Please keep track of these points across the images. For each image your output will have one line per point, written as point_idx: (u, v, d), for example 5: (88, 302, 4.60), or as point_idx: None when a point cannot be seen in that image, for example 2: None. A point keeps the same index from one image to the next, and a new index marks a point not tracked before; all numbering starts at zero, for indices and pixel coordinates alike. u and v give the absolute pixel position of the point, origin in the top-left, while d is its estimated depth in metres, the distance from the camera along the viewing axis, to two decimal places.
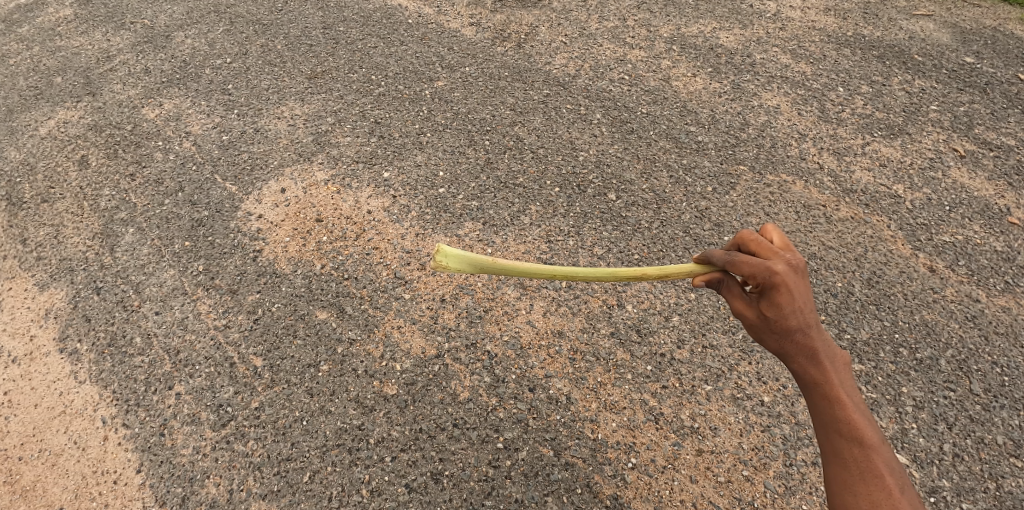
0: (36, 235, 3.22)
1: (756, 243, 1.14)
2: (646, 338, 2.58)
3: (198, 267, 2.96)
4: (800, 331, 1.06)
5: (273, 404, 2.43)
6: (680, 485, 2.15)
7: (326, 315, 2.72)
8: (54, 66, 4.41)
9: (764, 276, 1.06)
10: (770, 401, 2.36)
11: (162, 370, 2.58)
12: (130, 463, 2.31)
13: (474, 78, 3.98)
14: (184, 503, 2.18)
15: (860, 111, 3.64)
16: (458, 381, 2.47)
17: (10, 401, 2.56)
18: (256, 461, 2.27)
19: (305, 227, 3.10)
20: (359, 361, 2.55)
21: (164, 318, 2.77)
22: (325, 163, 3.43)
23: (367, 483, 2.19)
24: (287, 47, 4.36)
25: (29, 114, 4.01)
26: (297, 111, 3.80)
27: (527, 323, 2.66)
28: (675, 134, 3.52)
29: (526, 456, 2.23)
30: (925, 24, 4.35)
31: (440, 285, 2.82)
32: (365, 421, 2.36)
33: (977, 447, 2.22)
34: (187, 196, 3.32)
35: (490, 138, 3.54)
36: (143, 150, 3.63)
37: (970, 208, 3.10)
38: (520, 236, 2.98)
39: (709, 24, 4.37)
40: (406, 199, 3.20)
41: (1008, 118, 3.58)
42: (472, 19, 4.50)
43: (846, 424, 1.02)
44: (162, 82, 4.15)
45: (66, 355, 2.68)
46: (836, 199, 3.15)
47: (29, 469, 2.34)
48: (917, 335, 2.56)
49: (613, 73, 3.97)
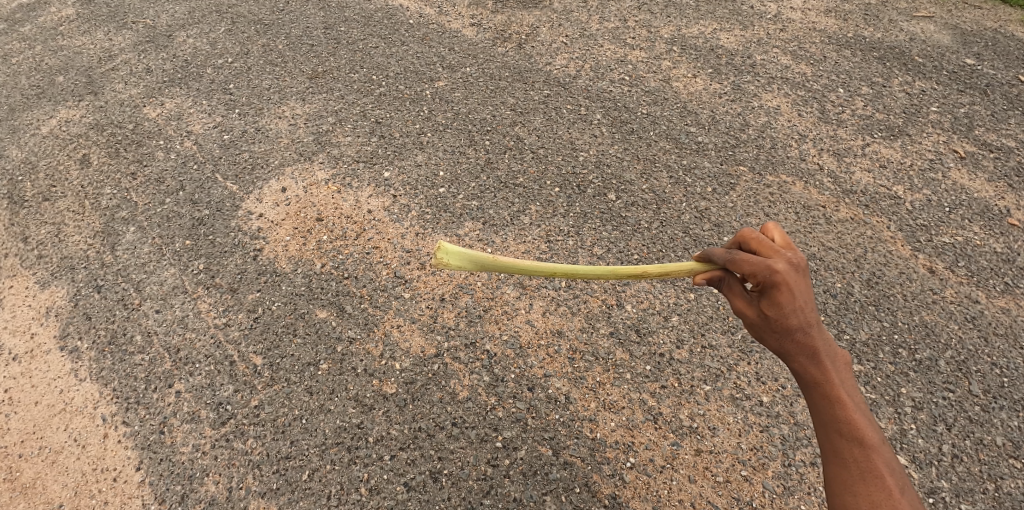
0: (37, 234, 3.23)
1: (758, 241, 1.13)
2: (645, 338, 2.59)
3: (198, 266, 2.97)
4: (800, 331, 1.06)
5: (272, 402, 2.43)
6: (679, 484, 2.15)
7: (326, 314, 2.73)
8: (55, 66, 4.42)
9: (765, 275, 1.06)
10: (769, 401, 2.36)
11: (162, 368, 2.58)
12: (130, 461, 2.31)
13: (475, 78, 3.98)
14: (184, 501, 2.19)
15: (860, 113, 3.64)
16: (457, 380, 2.47)
17: (10, 399, 2.57)
18: (255, 459, 2.27)
19: (305, 226, 3.11)
20: (359, 360, 2.56)
21: (164, 316, 2.78)
22: (326, 163, 3.44)
23: (366, 481, 2.20)
24: (288, 47, 4.37)
25: (31, 113, 4.02)
26: (298, 110, 3.81)
27: (527, 322, 2.66)
28: (675, 135, 3.53)
29: (525, 455, 2.24)
30: (925, 25, 4.35)
31: (439, 285, 2.82)
32: (365, 419, 2.37)
33: (976, 448, 2.22)
34: (188, 195, 3.33)
35: (490, 138, 3.55)
36: (145, 149, 3.64)
37: (970, 209, 3.10)
38: (520, 236, 2.98)
39: (710, 25, 4.38)
40: (406, 199, 3.21)
41: (1008, 120, 3.58)
42: (472, 20, 4.51)
43: (846, 424, 1.02)
44: (164, 81, 4.16)
45: (66, 353, 2.69)
46: (836, 200, 3.15)
47: (29, 466, 2.35)
48: (916, 336, 2.56)
49: (613, 74, 3.97)
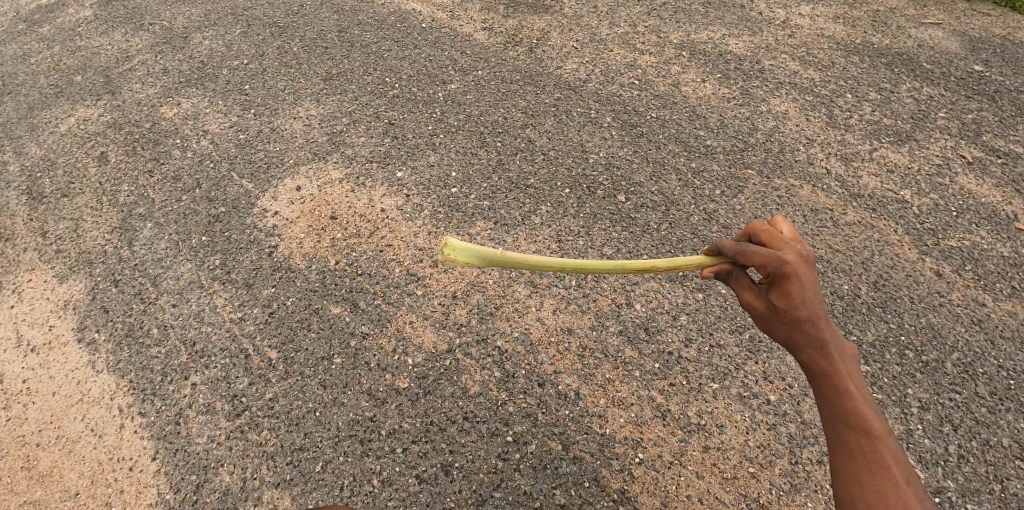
0: (56, 229, 3.30)
1: (768, 234, 1.17)
2: (654, 337, 2.62)
3: (214, 261, 3.03)
4: (809, 322, 1.10)
5: (286, 395, 2.48)
6: (686, 481, 2.18)
7: (339, 309, 2.78)
8: (75, 66, 4.50)
9: (775, 266, 1.10)
10: (776, 400, 2.39)
11: (178, 360, 2.63)
12: (146, 451, 2.36)
13: (487, 81, 4.04)
14: (199, 490, 2.22)
15: (868, 118, 3.68)
16: (469, 376, 2.51)
17: (29, 389, 2.62)
18: (269, 450, 2.31)
19: (319, 225, 3.16)
20: (372, 354, 2.60)
21: (180, 310, 2.83)
22: (340, 163, 3.50)
23: (378, 473, 2.23)
24: (303, 50, 4.45)
25: (51, 112, 4.10)
26: (312, 111, 3.88)
27: (537, 320, 2.70)
28: (684, 138, 3.57)
29: (535, 450, 2.27)
30: (934, 32, 4.39)
31: (451, 282, 2.87)
32: (377, 413, 2.41)
33: (982, 449, 2.24)
34: (204, 193, 3.39)
35: (501, 140, 3.60)
36: (162, 148, 3.71)
37: (977, 214, 3.12)
38: (532, 236, 3.03)
39: (719, 31, 4.42)
40: (419, 198, 3.26)
41: (1017, 126, 3.60)
42: (484, 24, 4.57)
43: (853, 415, 1.06)
44: (180, 82, 4.24)
45: (84, 346, 2.74)
46: (843, 204, 3.18)
47: (47, 455, 2.40)
48: (922, 338, 2.59)
49: (622, 78, 4.02)
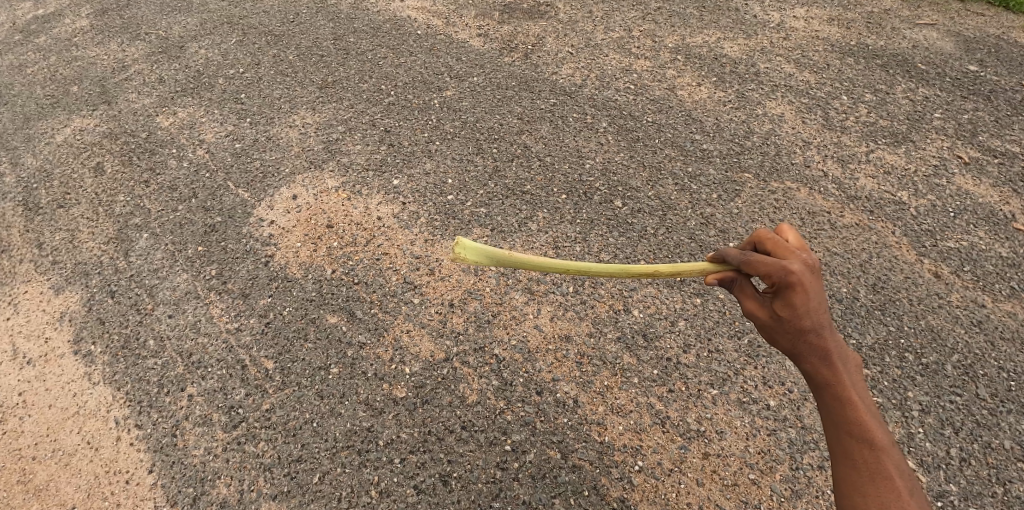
0: (52, 240, 3.29)
1: (773, 242, 1.15)
2: (652, 343, 2.61)
3: (211, 272, 3.01)
4: (813, 332, 1.08)
5: (284, 406, 2.46)
6: (687, 487, 2.16)
7: (336, 319, 2.76)
8: (70, 76, 4.50)
9: (780, 275, 1.07)
10: (776, 405, 2.37)
11: (174, 371, 2.62)
12: (142, 463, 2.34)
13: (483, 88, 4.04)
14: (195, 503, 2.21)
15: (864, 119, 3.68)
16: (466, 384, 2.50)
17: (25, 402, 2.61)
18: (267, 461, 2.30)
19: (316, 233, 3.15)
20: (370, 364, 2.59)
21: (176, 321, 2.81)
22: (336, 171, 3.49)
23: (376, 484, 2.22)
24: (299, 58, 4.45)
25: (46, 122, 4.10)
26: (307, 119, 3.87)
27: (535, 327, 2.69)
28: (680, 142, 3.57)
29: (534, 459, 2.26)
30: (928, 32, 4.39)
31: (449, 290, 2.86)
32: (375, 423, 2.39)
33: (984, 452, 2.22)
34: (200, 202, 3.38)
35: (498, 146, 3.60)
36: (159, 157, 3.70)
37: (974, 214, 3.12)
38: (529, 242, 3.03)
39: (714, 34, 4.43)
40: (416, 206, 3.26)
41: (1012, 126, 3.60)
42: (480, 30, 4.58)
43: (857, 426, 1.04)
44: (176, 91, 4.23)
45: (80, 357, 2.73)
46: (841, 206, 3.17)
47: (42, 469, 2.38)
48: (923, 340, 2.58)
49: (619, 83, 4.02)
